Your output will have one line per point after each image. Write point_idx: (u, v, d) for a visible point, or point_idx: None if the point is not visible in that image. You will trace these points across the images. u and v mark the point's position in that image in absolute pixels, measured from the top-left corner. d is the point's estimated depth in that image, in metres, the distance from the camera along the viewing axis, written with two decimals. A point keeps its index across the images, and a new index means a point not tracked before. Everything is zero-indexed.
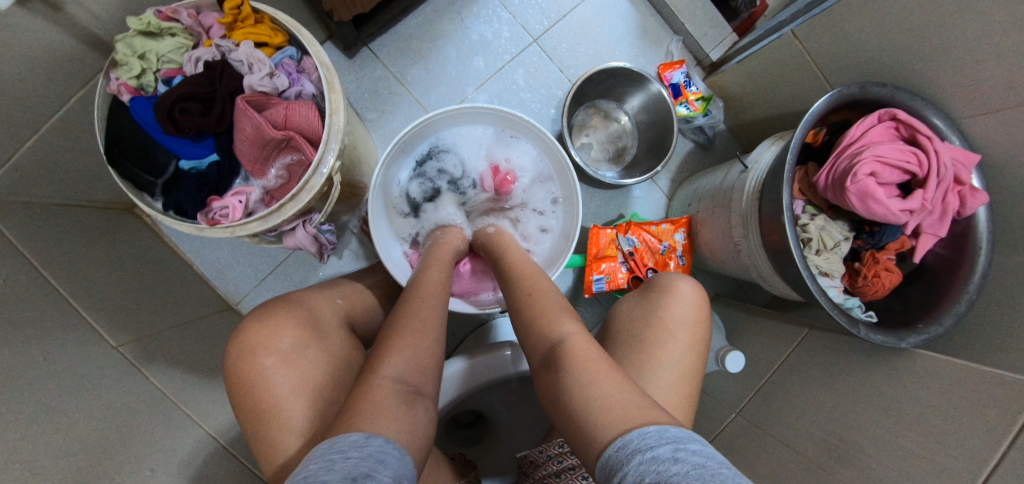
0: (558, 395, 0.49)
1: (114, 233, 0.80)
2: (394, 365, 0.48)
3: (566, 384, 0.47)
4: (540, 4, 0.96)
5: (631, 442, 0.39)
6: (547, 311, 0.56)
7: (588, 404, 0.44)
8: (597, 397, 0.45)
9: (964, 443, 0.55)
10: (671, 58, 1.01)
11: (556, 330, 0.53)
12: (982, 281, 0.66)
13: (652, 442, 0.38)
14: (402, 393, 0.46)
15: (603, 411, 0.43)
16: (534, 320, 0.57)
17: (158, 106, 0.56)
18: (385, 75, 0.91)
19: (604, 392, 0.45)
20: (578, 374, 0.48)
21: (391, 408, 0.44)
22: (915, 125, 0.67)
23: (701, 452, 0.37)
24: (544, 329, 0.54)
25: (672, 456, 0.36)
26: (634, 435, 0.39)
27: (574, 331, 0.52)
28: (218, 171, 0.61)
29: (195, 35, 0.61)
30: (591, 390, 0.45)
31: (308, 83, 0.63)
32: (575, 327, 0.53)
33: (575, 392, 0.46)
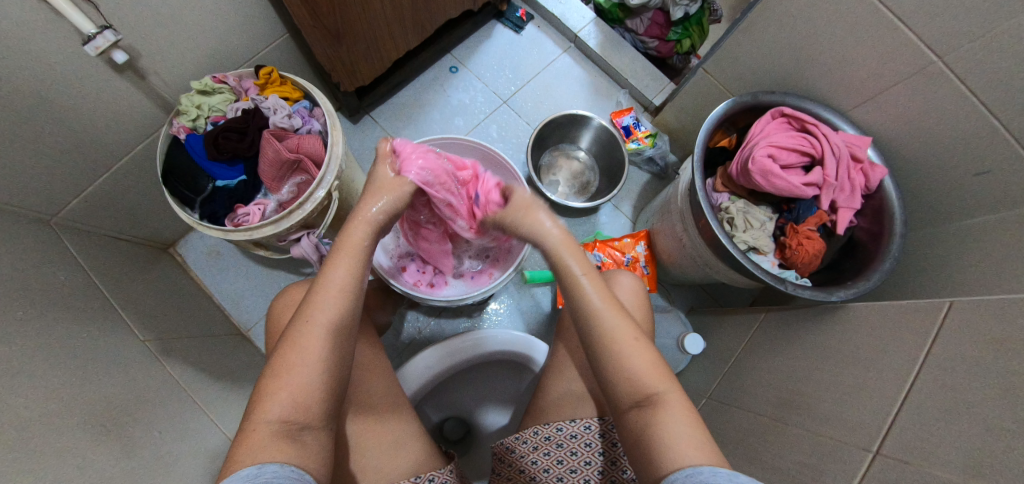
0: (636, 429, 0.48)
1: (150, 265, 0.96)
2: (273, 408, 0.44)
3: (653, 430, 0.46)
4: (507, 75, 1.20)
5: (701, 474, 0.41)
6: (635, 348, 0.50)
7: (666, 451, 0.44)
8: (688, 450, 0.44)
9: (891, 365, 0.59)
10: (620, 107, 1.20)
11: (652, 380, 0.49)
12: (901, 240, 0.73)
13: (722, 482, 0.39)
14: (287, 431, 0.43)
15: (688, 455, 0.43)
16: (617, 360, 0.50)
17: (207, 136, 0.76)
18: (382, 134, 1.13)
19: (689, 444, 0.44)
20: (666, 424, 0.46)
21: (275, 445, 0.42)
22: (803, 118, 0.80)
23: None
24: (642, 375, 0.49)
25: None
26: (704, 470, 0.41)
27: (670, 384, 0.49)
28: (245, 187, 0.79)
29: (238, 94, 0.82)
30: (678, 436, 0.45)
31: (317, 124, 0.81)
32: (666, 375, 0.50)
33: (665, 442, 0.45)
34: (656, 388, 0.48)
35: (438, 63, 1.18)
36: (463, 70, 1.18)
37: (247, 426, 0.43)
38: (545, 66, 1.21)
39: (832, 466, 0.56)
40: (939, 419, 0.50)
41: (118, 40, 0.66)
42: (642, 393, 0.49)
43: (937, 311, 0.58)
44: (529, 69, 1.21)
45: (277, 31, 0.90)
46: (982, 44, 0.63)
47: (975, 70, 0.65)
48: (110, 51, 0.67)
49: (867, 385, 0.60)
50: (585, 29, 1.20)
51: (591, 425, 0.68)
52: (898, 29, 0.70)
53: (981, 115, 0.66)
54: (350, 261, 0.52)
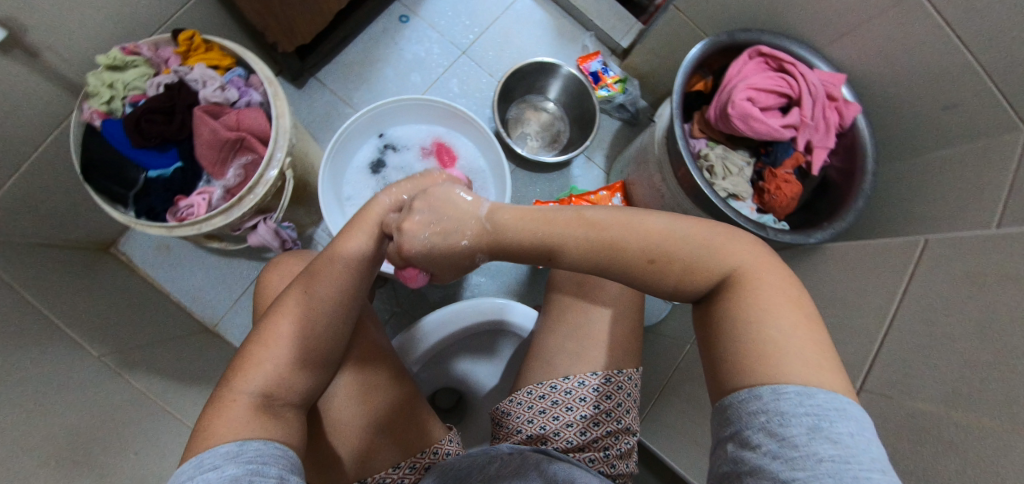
0: (738, 338, 0.41)
1: (90, 270, 0.87)
2: (256, 379, 0.46)
3: (744, 318, 0.41)
4: (463, 22, 1.09)
5: (763, 401, 0.37)
6: (686, 240, 0.46)
7: (762, 345, 0.40)
8: (781, 333, 0.40)
9: (871, 306, 0.61)
10: (587, 51, 1.13)
11: (722, 264, 0.44)
12: (873, 178, 0.74)
13: (786, 409, 0.36)
14: (263, 405, 0.44)
15: (802, 369, 0.38)
16: (664, 257, 0.45)
17: (126, 120, 0.65)
18: (333, 99, 1.02)
19: (782, 320, 0.41)
20: (761, 306, 0.41)
21: (252, 418, 0.42)
22: (779, 56, 0.78)
23: (845, 438, 0.33)
24: (707, 265, 0.45)
25: (806, 436, 0.34)
26: (773, 390, 0.37)
27: (772, 278, 0.43)
28: (183, 175, 0.69)
29: (157, 66, 0.70)
30: (773, 323, 0.40)
31: (255, 94, 0.71)
32: (771, 266, 0.44)
33: (758, 329, 0.40)
34: (730, 274, 0.44)
35: (386, 12, 1.06)
36: (414, 18, 1.07)
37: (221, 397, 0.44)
38: (504, 10, 1.11)
39: None
40: (919, 354, 0.52)
41: None
42: (716, 282, 0.44)
43: (914, 250, 0.60)
44: (487, 14, 1.10)
45: None
46: None
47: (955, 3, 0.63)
48: None
49: (848, 325, 0.62)
50: None
51: (584, 380, 0.68)
52: None
53: (954, 46, 0.66)
54: (363, 236, 0.57)
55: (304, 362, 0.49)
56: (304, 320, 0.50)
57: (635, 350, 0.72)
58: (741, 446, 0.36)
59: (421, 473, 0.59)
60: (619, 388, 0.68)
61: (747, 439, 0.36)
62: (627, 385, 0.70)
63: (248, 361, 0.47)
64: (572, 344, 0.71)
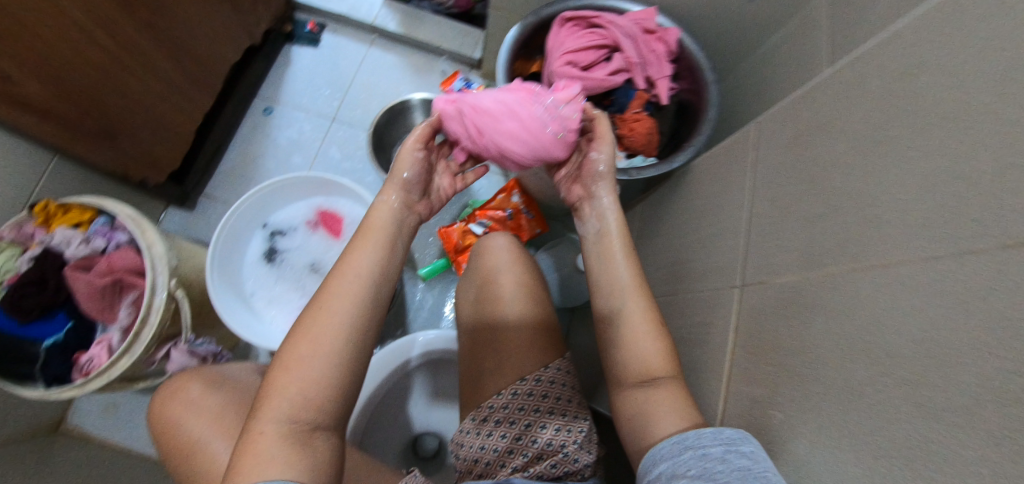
0: (640, 415, 0.51)
1: (42, 453, 0.87)
2: (281, 406, 0.45)
3: (648, 407, 0.51)
4: (325, 93, 1.14)
5: (688, 438, 0.45)
6: (641, 335, 0.54)
7: (650, 420, 0.50)
8: (670, 421, 0.48)
9: (734, 205, 0.61)
10: (447, 74, 1.17)
11: (658, 364, 0.53)
12: (714, 86, 0.77)
13: (707, 443, 0.43)
14: (295, 434, 0.44)
15: (670, 424, 0.48)
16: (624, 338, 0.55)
17: (2, 302, 0.66)
18: (225, 207, 1.05)
19: (676, 414, 0.49)
20: (664, 404, 0.50)
21: (282, 453, 0.43)
22: (585, 15, 0.81)
23: (752, 454, 0.41)
24: (651, 361, 0.53)
25: (721, 457, 0.41)
26: (690, 434, 0.45)
27: (671, 370, 0.53)
28: (78, 333, 0.71)
29: (24, 243, 0.72)
30: (663, 412, 0.49)
31: (122, 234, 0.75)
32: (670, 361, 0.53)
33: (657, 418, 0.49)
34: (660, 377, 0.52)
35: (249, 112, 1.10)
36: (277, 107, 1.12)
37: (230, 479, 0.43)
38: (357, 68, 1.16)
39: (716, 316, 0.58)
40: (776, 231, 0.52)
41: None
42: (646, 376, 0.52)
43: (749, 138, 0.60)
44: (343, 77, 1.15)
45: None
46: None
47: None
48: None
49: (721, 231, 0.63)
50: (378, 15, 1.15)
51: (517, 389, 0.65)
52: None
53: None
54: (371, 253, 0.53)
55: (321, 384, 0.47)
56: (303, 343, 0.48)
57: (552, 331, 0.72)
58: (676, 473, 0.42)
59: None
60: (551, 382, 0.65)
61: (677, 468, 0.43)
62: (559, 377, 0.67)
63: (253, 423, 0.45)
64: (488, 350, 0.71)
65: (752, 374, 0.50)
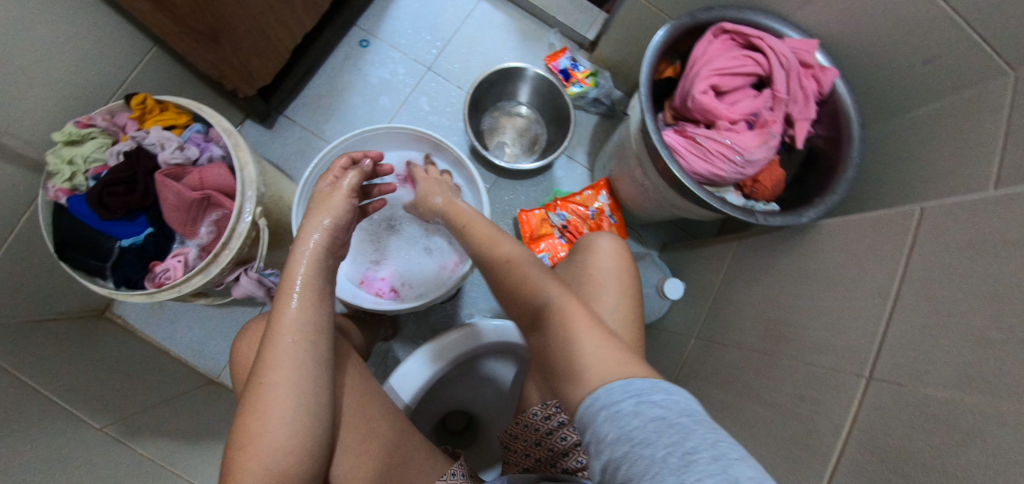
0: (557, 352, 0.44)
1: (87, 339, 0.87)
2: (251, 471, 0.44)
3: (549, 343, 0.46)
4: (425, 38, 1.07)
5: (601, 399, 0.36)
6: (521, 293, 0.53)
7: (564, 366, 0.43)
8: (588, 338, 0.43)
9: (870, 284, 0.58)
10: (554, 48, 1.10)
11: (547, 298, 0.50)
12: (861, 144, 0.71)
13: (618, 397, 0.35)
14: None
15: (597, 370, 0.39)
16: (518, 291, 0.54)
17: (88, 196, 0.64)
18: (304, 135, 1.01)
19: (596, 347, 0.42)
20: (571, 332, 0.45)
21: None
22: (745, 33, 0.75)
23: (665, 402, 0.34)
24: (540, 301, 0.51)
25: (635, 414, 0.33)
26: (611, 386, 0.37)
27: (562, 291, 0.50)
28: (156, 240, 0.69)
29: (114, 134, 0.69)
30: (595, 354, 0.42)
31: (216, 147, 0.71)
32: (560, 285, 0.51)
33: (575, 327, 0.45)
34: (546, 307, 0.50)
35: (345, 40, 1.04)
36: (374, 42, 1.05)
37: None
38: (464, 19, 1.09)
39: (825, 398, 0.56)
40: (925, 332, 0.49)
41: None
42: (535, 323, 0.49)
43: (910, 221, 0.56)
44: (447, 26, 1.08)
45: (142, 46, 0.76)
46: None
47: None
48: None
49: (845, 305, 0.60)
50: None
51: None
52: None
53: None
54: (313, 308, 0.52)
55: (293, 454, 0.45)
56: (264, 412, 0.46)
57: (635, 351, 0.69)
58: (612, 466, 0.33)
59: None
60: None
61: (608, 455, 0.33)
62: None
63: (255, 404, 0.46)
64: None
65: (863, 476, 0.48)
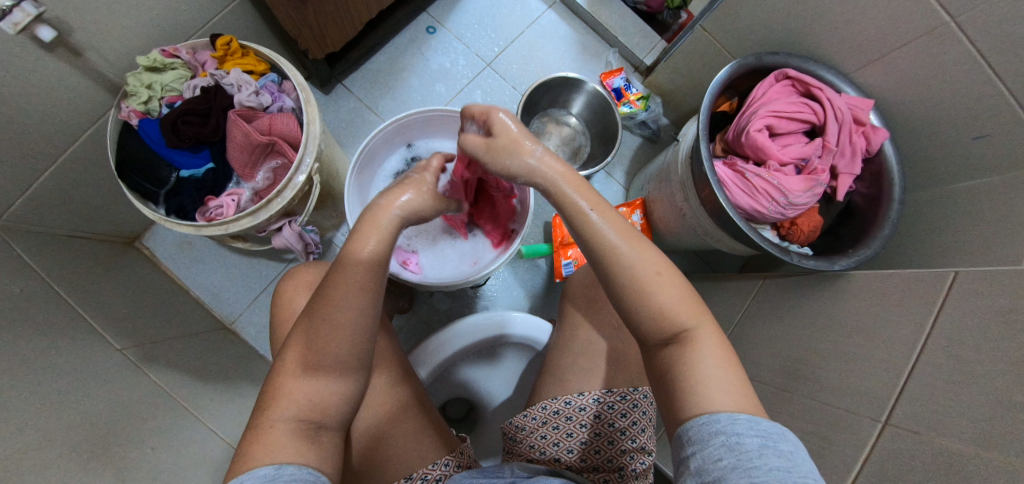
0: (679, 363, 0.44)
1: (115, 263, 0.89)
2: (288, 408, 0.45)
3: (687, 373, 0.43)
4: (490, 35, 1.11)
5: (717, 422, 0.39)
6: (658, 284, 0.45)
7: (700, 392, 0.42)
8: (717, 382, 0.42)
9: (896, 336, 0.60)
10: (611, 67, 1.14)
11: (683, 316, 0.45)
12: (900, 205, 0.73)
13: (740, 429, 0.38)
14: (302, 430, 0.45)
15: (716, 396, 0.41)
16: (638, 288, 0.45)
17: (163, 121, 0.67)
18: (358, 105, 1.04)
19: (724, 384, 0.42)
20: (704, 361, 0.43)
21: (291, 444, 0.43)
22: (807, 81, 0.78)
23: (790, 454, 0.37)
24: (671, 314, 0.45)
25: (757, 451, 0.37)
26: (722, 416, 0.39)
27: (701, 320, 0.45)
28: (214, 176, 0.71)
29: (193, 69, 0.72)
30: (717, 383, 0.42)
31: (288, 99, 0.73)
32: (698, 310, 0.46)
33: (701, 377, 0.42)
34: (685, 327, 0.45)
35: (413, 23, 1.08)
36: (441, 30, 1.09)
37: (261, 424, 0.44)
38: (529, 24, 1.12)
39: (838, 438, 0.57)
40: (949, 388, 0.51)
41: (41, 13, 0.57)
42: (670, 333, 0.45)
43: (943, 281, 0.58)
44: (513, 28, 1.12)
45: None
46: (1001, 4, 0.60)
47: (989, 34, 0.63)
48: (35, 26, 0.58)
49: (868, 354, 0.62)
50: None
51: (599, 398, 0.67)
52: None
53: (988, 79, 0.65)
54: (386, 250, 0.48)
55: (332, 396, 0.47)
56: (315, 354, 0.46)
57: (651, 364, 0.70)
58: (704, 465, 0.38)
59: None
60: (634, 406, 0.66)
61: (707, 457, 0.38)
62: (642, 403, 0.67)
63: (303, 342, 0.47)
64: (586, 360, 0.70)
65: None
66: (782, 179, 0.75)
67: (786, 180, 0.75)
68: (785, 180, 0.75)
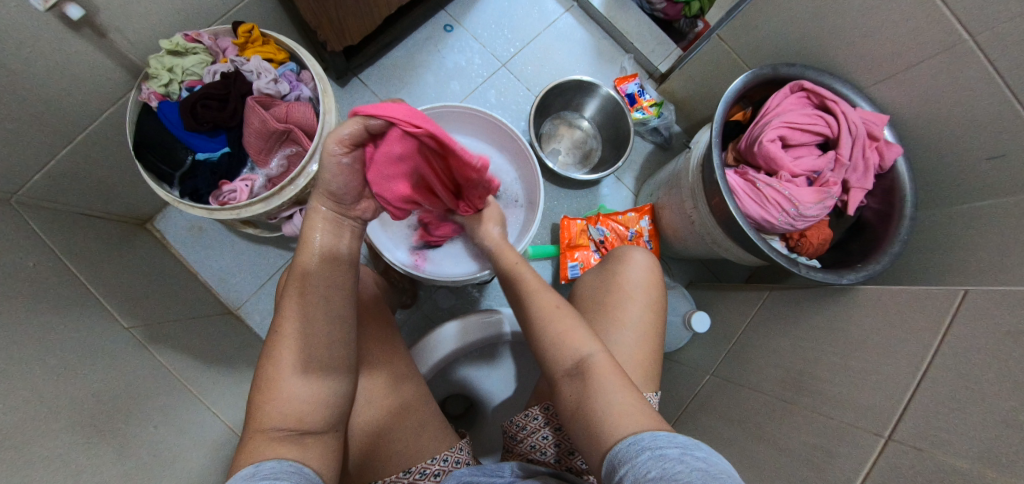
0: (584, 394, 0.48)
1: (126, 243, 0.89)
2: (271, 414, 0.46)
3: (586, 399, 0.47)
4: (506, 35, 1.11)
5: (643, 439, 0.40)
6: (554, 319, 0.54)
7: (601, 417, 0.45)
8: (619, 410, 0.45)
9: (902, 352, 0.60)
10: (625, 73, 1.14)
11: (579, 347, 0.51)
12: (911, 222, 0.73)
13: (662, 443, 0.39)
14: (285, 434, 0.45)
15: (620, 420, 0.44)
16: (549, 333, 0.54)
17: (183, 104, 0.68)
18: (373, 99, 1.05)
19: (621, 408, 0.45)
20: (602, 390, 0.47)
21: (272, 446, 0.44)
22: (822, 94, 0.78)
23: (704, 460, 0.37)
24: (569, 346, 0.52)
25: (676, 458, 0.37)
26: (645, 435, 0.41)
27: (598, 351, 0.51)
28: (229, 160, 0.72)
29: (214, 55, 0.73)
30: (613, 406, 0.45)
31: (306, 89, 0.74)
32: (590, 341, 0.52)
33: (603, 403, 0.46)
34: (585, 359, 0.50)
35: (431, 21, 1.08)
36: (458, 28, 1.09)
37: (248, 432, 0.45)
38: (546, 26, 1.13)
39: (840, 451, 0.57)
40: (955, 407, 0.51)
41: None
42: (573, 365, 0.51)
43: (952, 299, 0.58)
44: (529, 29, 1.12)
45: None
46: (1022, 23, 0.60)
47: (1009, 53, 0.62)
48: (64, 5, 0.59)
49: (874, 369, 0.61)
50: None
51: None
52: (932, 5, 0.67)
53: (1007, 99, 0.64)
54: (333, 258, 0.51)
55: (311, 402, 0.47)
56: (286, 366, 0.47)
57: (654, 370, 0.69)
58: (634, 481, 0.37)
59: (431, 480, 0.60)
60: None
61: (637, 472, 0.38)
62: None
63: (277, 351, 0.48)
64: None
65: None
66: (794, 189, 0.75)
67: (798, 190, 0.75)
68: (796, 190, 0.75)
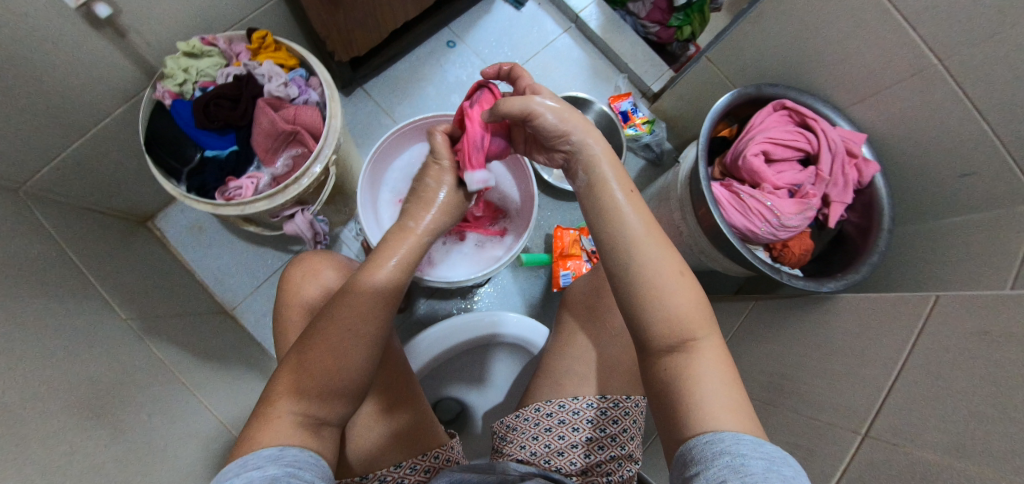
0: (674, 377, 0.45)
1: (126, 238, 0.91)
2: (291, 401, 0.45)
3: (686, 378, 0.44)
4: (506, 53, 1.17)
5: (722, 440, 0.40)
6: (670, 290, 0.47)
7: (693, 406, 0.43)
8: (718, 405, 0.43)
9: (878, 354, 0.62)
10: (619, 91, 1.19)
11: (692, 325, 0.46)
12: (888, 234, 0.76)
13: (744, 450, 0.39)
14: (305, 423, 0.45)
15: (719, 414, 0.42)
16: (652, 290, 0.47)
17: (197, 102, 0.72)
18: (376, 109, 1.09)
19: (724, 402, 0.43)
20: (703, 372, 0.45)
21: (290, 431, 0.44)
22: (803, 112, 0.83)
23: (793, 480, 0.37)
24: (680, 319, 0.46)
25: (762, 473, 0.37)
26: (726, 436, 0.40)
27: (709, 331, 0.47)
28: (236, 158, 0.75)
29: (228, 58, 0.77)
30: (713, 395, 0.43)
31: (314, 94, 0.77)
32: (707, 323, 0.47)
33: (699, 390, 0.44)
34: (693, 337, 0.46)
35: (435, 37, 1.14)
36: (460, 45, 1.15)
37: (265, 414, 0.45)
38: (544, 46, 1.19)
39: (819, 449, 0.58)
40: (928, 404, 0.53)
41: None
42: (677, 338, 0.46)
43: (924, 305, 0.60)
44: (528, 48, 1.18)
45: None
46: (982, 49, 0.65)
47: (974, 76, 0.67)
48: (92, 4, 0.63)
49: (852, 371, 0.64)
50: (587, 9, 1.17)
51: (592, 403, 0.68)
52: (903, 31, 0.72)
53: (973, 119, 0.69)
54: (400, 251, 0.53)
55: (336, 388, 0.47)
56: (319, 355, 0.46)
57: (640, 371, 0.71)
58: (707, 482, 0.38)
59: (421, 475, 0.60)
60: (626, 414, 0.68)
61: (710, 475, 0.38)
62: (633, 410, 0.69)
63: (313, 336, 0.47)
64: (580, 364, 0.72)
65: None
66: (775, 200, 0.78)
67: (780, 203, 0.79)
68: (778, 201, 0.79)
